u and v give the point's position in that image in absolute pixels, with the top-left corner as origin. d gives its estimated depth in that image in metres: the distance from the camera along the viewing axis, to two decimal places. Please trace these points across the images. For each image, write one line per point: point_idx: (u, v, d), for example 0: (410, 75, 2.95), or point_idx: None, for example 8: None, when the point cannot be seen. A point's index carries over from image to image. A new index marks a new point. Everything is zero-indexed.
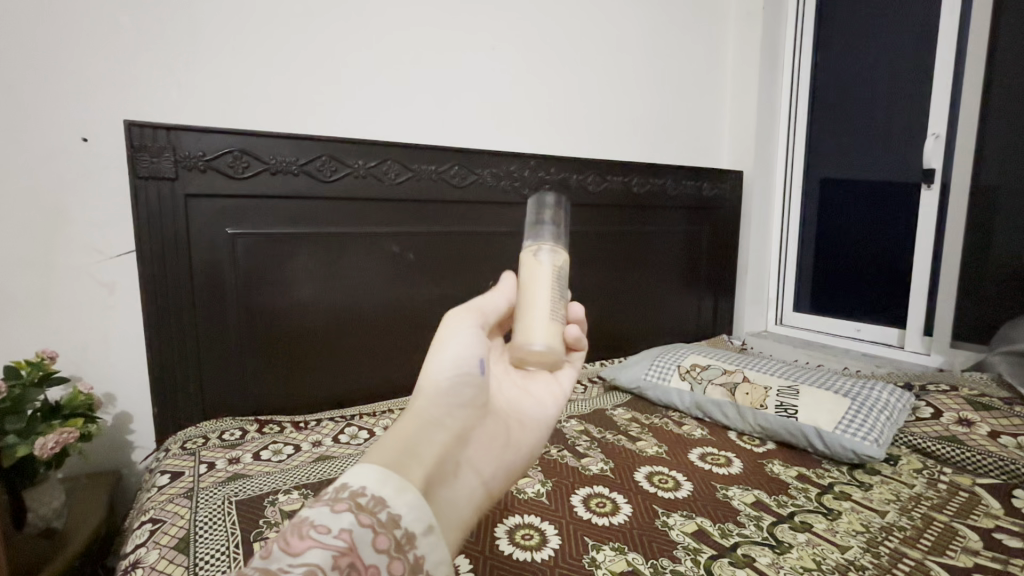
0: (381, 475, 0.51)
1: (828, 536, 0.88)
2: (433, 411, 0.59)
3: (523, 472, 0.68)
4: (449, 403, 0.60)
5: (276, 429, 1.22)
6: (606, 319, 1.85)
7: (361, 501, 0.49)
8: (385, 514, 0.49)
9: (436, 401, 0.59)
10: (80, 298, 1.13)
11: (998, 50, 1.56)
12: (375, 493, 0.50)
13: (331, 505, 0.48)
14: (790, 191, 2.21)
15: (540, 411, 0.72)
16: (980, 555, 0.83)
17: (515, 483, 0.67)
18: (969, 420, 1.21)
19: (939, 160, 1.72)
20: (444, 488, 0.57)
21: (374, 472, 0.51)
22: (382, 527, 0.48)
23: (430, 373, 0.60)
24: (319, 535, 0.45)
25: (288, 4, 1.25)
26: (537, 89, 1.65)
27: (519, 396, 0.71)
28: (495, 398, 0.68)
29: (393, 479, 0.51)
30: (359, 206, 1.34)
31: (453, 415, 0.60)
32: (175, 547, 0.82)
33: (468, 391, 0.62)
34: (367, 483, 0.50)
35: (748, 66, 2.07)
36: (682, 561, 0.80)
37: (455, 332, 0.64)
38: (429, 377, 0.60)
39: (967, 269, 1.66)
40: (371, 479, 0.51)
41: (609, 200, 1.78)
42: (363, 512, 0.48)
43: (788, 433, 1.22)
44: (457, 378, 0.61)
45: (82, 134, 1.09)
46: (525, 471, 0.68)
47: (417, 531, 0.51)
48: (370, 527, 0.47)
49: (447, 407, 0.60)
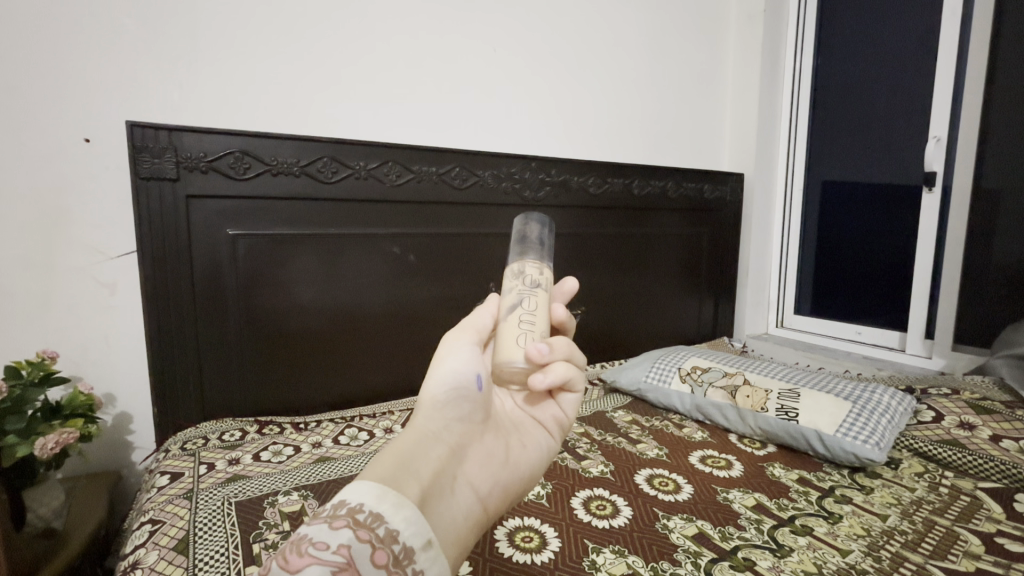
0: (378, 491, 0.50)
1: (828, 540, 0.87)
2: (430, 426, 0.59)
3: (522, 496, 0.65)
4: (446, 418, 0.61)
5: (276, 431, 1.22)
6: (607, 321, 1.85)
7: (359, 517, 0.48)
8: (384, 529, 0.48)
9: (434, 415, 0.60)
10: (81, 298, 1.13)
11: (999, 53, 1.56)
12: (373, 509, 0.49)
13: (329, 521, 0.48)
14: (790, 203, 2.22)
15: (535, 435, 0.69)
16: (981, 559, 0.82)
17: (513, 505, 0.64)
18: (970, 424, 1.20)
19: (940, 163, 1.72)
20: (442, 503, 0.55)
21: (371, 489, 0.51)
22: (381, 542, 0.48)
23: (428, 389, 0.62)
24: (317, 552, 0.46)
25: (290, 6, 1.26)
26: (539, 92, 1.66)
27: (516, 421, 0.69)
28: (495, 418, 0.66)
29: (389, 494, 0.50)
30: (358, 206, 1.34)
31: (450, 429, 0.60)
32: (175, 548, 0.82)
33: (465, 406, 0.62)
34: (365, 499, 0.50)
35: (749, 70, 2.07)
36: (682, 564, 0.80)
37: (454, 348, 0.64)
38: (427, 392, 0.61)
39: (969, 272, 1.66)
40: (369, 495, 0.50)
41: (609, 202, 1.78)
42: (360, 528, 0.48)
43: (788, 437, 1.22)
44: (453, 392, 0.62)
45: (83, 134, 1.09)
46: (524, 492, 0.65)
47: (416, 545, 0.50)
48: (368, 542, 0.47)
49: (443, 423, 0.60)
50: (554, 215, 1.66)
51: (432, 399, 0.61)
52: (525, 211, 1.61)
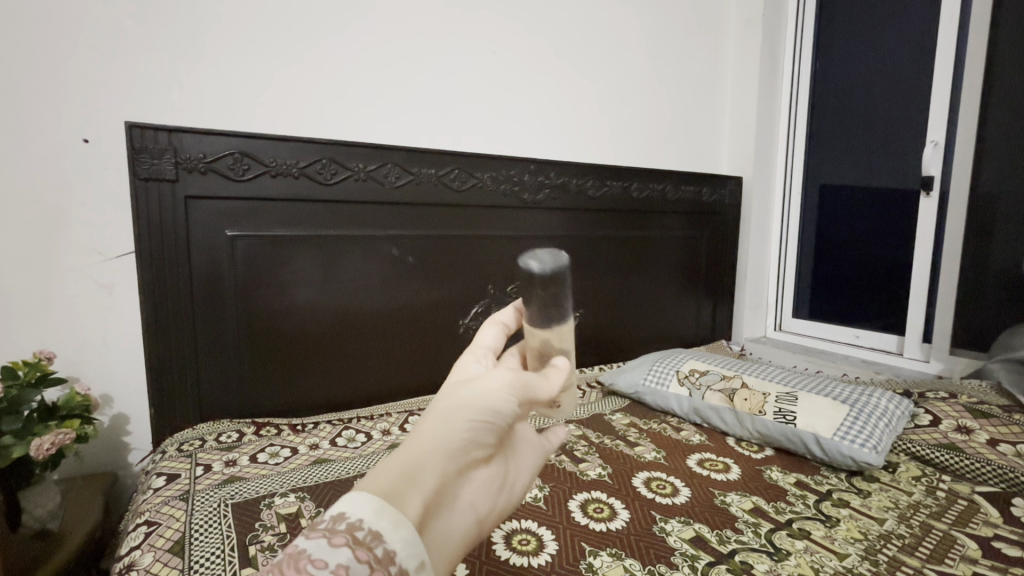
0: (378, 505, 0.43)
1: (826, 543, 0.87)
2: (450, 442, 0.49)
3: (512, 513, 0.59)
4: (469, 436, 0.50)
5: (273, 432, 1.22)
6: (606, 323, 1.85)
7: (358, 533, 0.41)
8: (382, 550, 0.41)
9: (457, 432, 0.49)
10: (79, 299, 1.13)
11: (997, 57, 1.57)
12: (373, 526, 0.42)
13: (327, 536, 0.41)
14: (790, 189, 2.21)
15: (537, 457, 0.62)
16: (979, 563, 0.83)
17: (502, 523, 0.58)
18: (967, 428, 1.20)
19: (937, 167, 1.73)
20: (440, 523, 0.49)
21: (371, 501, 0.43)
22: (379, 564, 0.41)
23: (457, 398, 0.51)
24: (315, 573, 0.38)
25: (292, 8, 1.26)
26: (540, 94, 1.66)
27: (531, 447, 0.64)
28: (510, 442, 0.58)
29: (389, 510, 0.43)
30: (359, 208, 1.34)
31: (469, 447, 0.50)
32: (170, 550, 0.81)
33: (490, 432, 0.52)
34: (364, 514, 0.42)
35: (748, 75, 2.08)
36: (680, 567, 0.80)
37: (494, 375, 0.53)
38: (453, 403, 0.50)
39: (967, 275, 1.66)
40: (368, 509, 0.43)
41: (608, 205, 1.78)
42: (360, 548, 0.40)
43: (787, 441, 1.21)
44: (481, 414, 0.51)
45: (82, 135, 1.10)
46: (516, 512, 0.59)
47: (411, 568, 0.43)
48: (367, 564, 0.40)
49: (465, 441, 0.50)
50: (554, 217, 1.67)
51: (455, 405, 0.50)
52: (524, 213, 1.61)
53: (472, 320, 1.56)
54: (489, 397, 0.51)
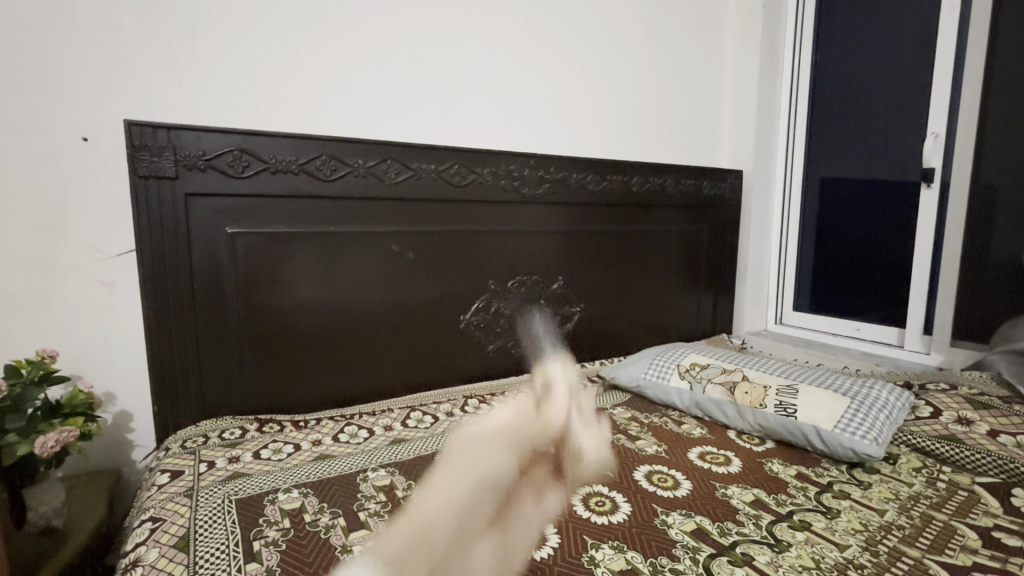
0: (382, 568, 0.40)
1: (827, 535, 0.88)
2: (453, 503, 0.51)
3: None
4: (470, 499, 0.53)
5: (275, 428, 1.22)
6: (606, 318, 1.85)
7: None
8: None
9: (459, 492, 0.52)
10: (81, 298, 1.13)
11: (998, 49, 1.57)
12: None
13: None
14: (790, 182, 2.20)
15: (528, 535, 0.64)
16: (979, 553, 0.83)
17: None
18: (968, 419, 1.20)
19: (939, 159, 1.73)
20: None
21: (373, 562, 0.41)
22: None
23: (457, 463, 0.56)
24: None
25: (289, 4, 1.26)
26: (540, 87, 1.66)
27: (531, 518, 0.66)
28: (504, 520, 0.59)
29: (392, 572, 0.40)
30: (358, 204, 1.34)
31: (469, 512, 0.52)
32: (175, 546, 0.82)
33: (487, 495, 0.55)
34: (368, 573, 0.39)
35: (748, 68, 2.07)
36: (681, 559, 0.81)
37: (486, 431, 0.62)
38: (457, 465, 0.55)
39: (967, 268, 1.67)
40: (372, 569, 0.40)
41: (608, 199, 1.78)
42: None
43: (787, 433, 1.22)
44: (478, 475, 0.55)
45: (81, 134, 1.09)
46: None
47: None
48: None
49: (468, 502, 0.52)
50: (554, 212, 1.67)
51: (455, 471, 0.55)
52: (524, 208, 1.61)
53: (473, 316, 1.56)
54: (484, 459, 0.57)
